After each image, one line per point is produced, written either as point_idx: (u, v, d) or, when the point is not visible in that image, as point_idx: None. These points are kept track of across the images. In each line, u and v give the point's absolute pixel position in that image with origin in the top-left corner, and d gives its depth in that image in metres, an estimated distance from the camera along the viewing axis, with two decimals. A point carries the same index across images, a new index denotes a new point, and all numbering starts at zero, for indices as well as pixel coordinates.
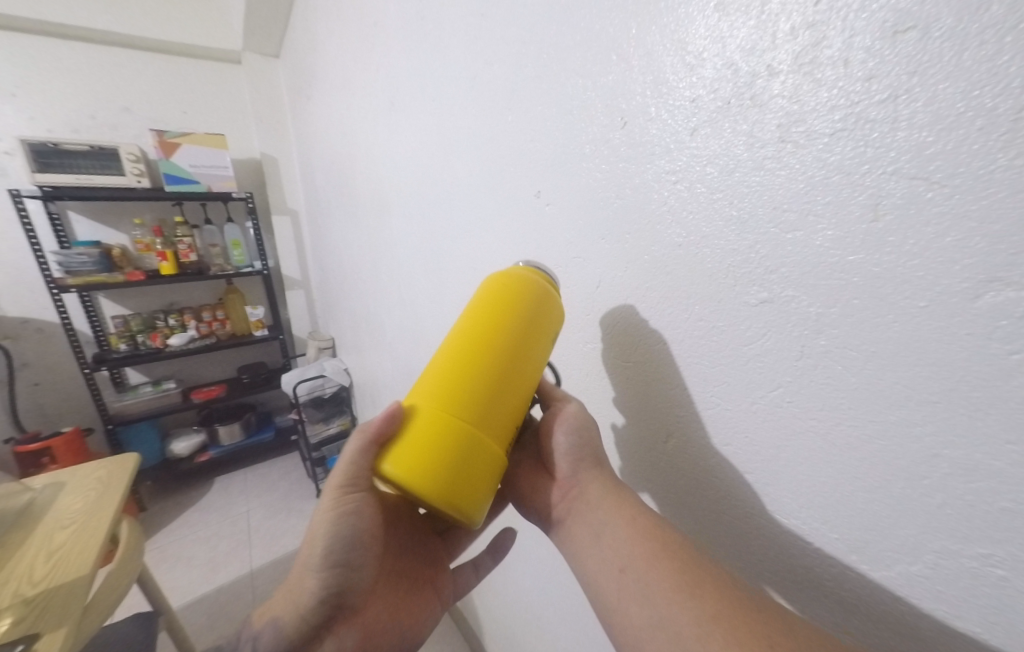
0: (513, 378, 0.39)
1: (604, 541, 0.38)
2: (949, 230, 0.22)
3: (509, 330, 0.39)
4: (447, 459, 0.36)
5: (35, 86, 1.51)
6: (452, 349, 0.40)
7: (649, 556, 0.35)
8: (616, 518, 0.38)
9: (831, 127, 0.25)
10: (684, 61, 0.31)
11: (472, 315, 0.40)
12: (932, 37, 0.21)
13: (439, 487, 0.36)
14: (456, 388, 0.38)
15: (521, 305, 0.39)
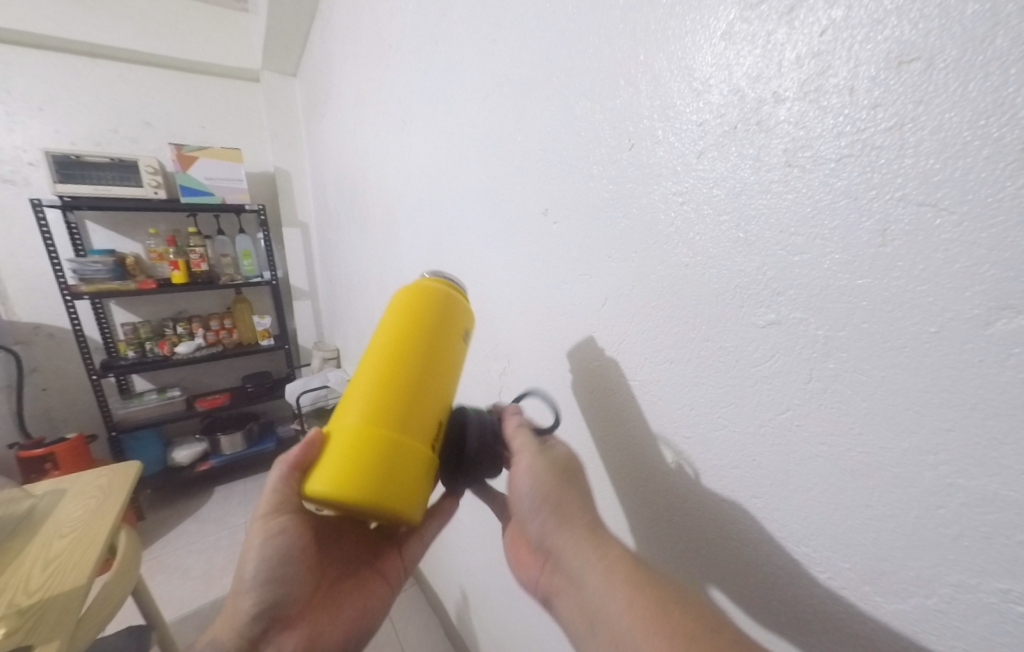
0: (431, 378, 0.42)
1: (587, 594, 0.38)
2: (959, 256, 0.22)
3: (423, 335, 0.42)
4: (371, 465, 0.38)
5: (61, 100, 1.57)
6: (369, 362, 0.42)
7: (632, 612, 0.35)
8: (598, 571, 0.37)
9: (837, 153, 0.25)
10: (691, 86, 0.32)
11: (384, 328, 0.43)
12: (937, 68, 0.21)
13: (374, 490, 0.38)
14: (378, 397, 0.40)
15: (429, 312, 0.42)
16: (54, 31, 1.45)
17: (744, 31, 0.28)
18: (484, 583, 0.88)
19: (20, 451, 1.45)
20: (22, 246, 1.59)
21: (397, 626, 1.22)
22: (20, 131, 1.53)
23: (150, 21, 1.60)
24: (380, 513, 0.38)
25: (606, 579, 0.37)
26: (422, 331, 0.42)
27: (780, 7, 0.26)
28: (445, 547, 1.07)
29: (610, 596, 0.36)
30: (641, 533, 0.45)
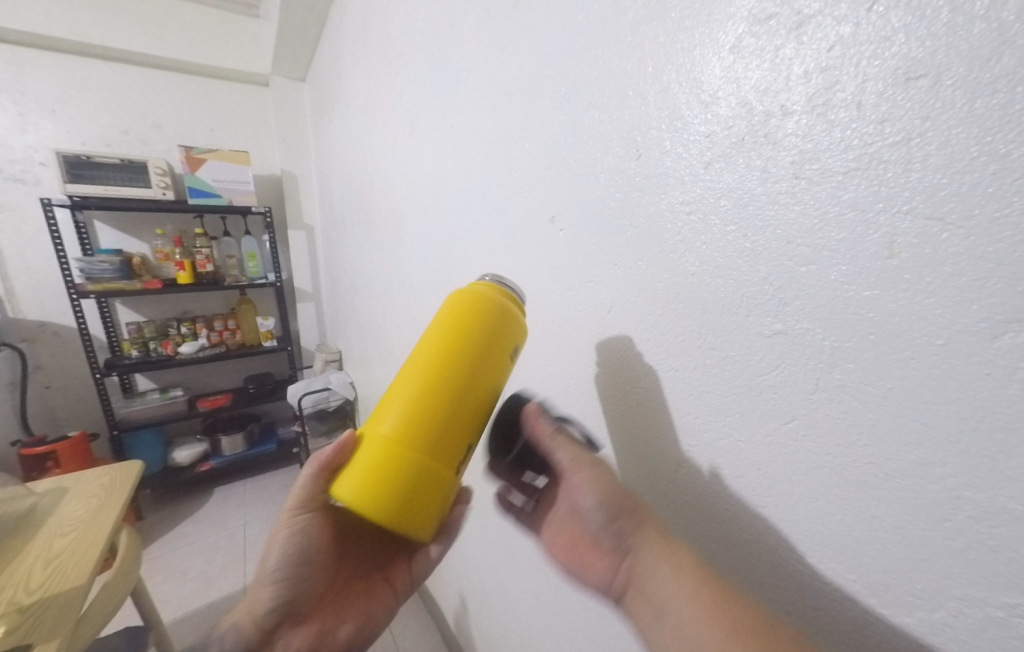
0: (467, 403, 0.40)
1: (655, 593, 0.36)
2: (966, 270, 0.22)
3: (465, 357, 0.40)
4: (392, 485, 0.38)
5: (73, 102, 1.59)
6: (408, 376, 0.41)
7: (705, 611, 0.32)
8: (668, 568, 0.35)
9: (845, 165, 0.25)
10: (699, 98, 0.32)
11: (430, 341, 0.41)
12: (944, 85, 0.22)
13: (390, 510, 0.38)
14: (410, 417, 0.39)
15: (478, 331, 0.40)
16: (68, 34, 1.48)
17: (752, 45, 0.29)
18: (484, 589, 0.88)
19: (22, 448, 1.45)
20: (31, 245, 1.61)
21: (395, 631, 1.21)
22: (32, 131, 1.55)
23: (163, 24, 1.63)
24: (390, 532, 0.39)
25: (676, 577, 0.35)
26: (466, 351, 0.40)
27: (789, 22, 0.27)
28: (445, 552, 1.07)
29: (681, 593, 0.34)
30: None
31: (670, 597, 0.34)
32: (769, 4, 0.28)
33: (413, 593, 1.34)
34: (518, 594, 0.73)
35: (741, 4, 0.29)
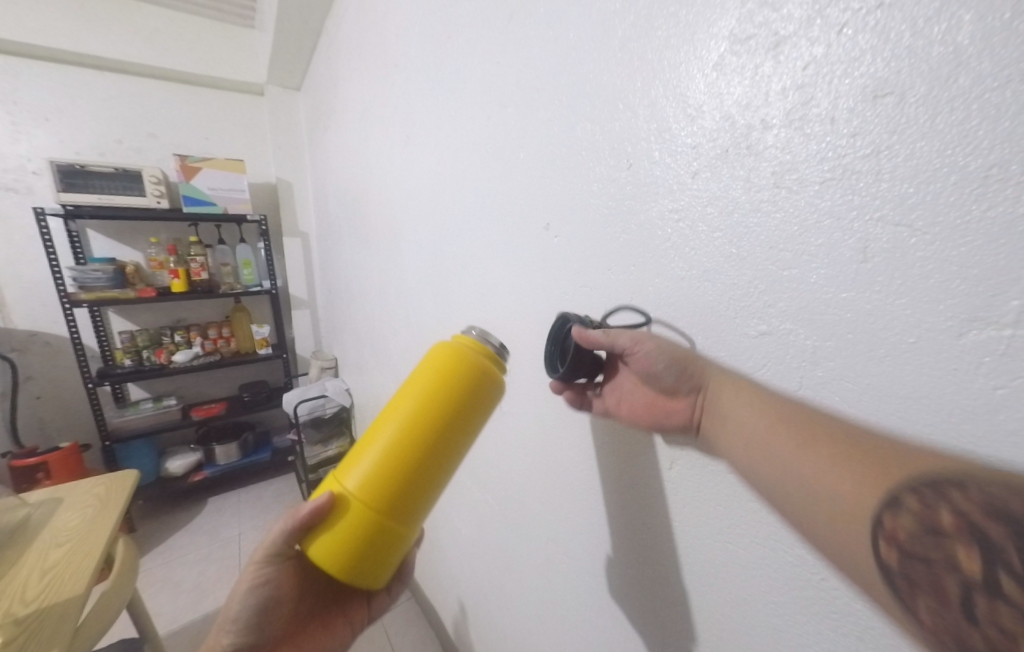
0: (437, 465, 0.41)
1: (725, 429, 0.33)
2: (933, 272, 0.23)
3: (439, 422, 0.40)
4: (353, 541, 0.40)
5: (67, 111, 1.59)
6: (382, 433, 0.41)
7: (780, 432, 0.29)
8: (735, 403, 0.32)
9: (821, 175, 0.27)
10: (685, 112, 0.34)
11: (407, 400, 0.41)
12: (908, 102, 0.23)
13: (347, 564, 0.40)
14: (379, 476, 0.40)
15: (456, 396, 0.41)
16: (62, 44, 1.48)
17: (734, 63, 0.30)
18: (482, 593, 0.89)
19: (13, 460, 1.43)
20: (23, 254, 1.60)
21: (393, 639, 1.21)
22: (26, 141, 1.55)
23: (158, 35, 1.64)
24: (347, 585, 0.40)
25: (746, 408, 0.31)
26: (442, 414, 0.40)
27: (767, 42, 0.29)
28: (443, 558, 1.07)
29: (752, 422, 0.31)
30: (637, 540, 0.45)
31: (740, 432, 0.32)
32: (748, 26, 0.30)
33: (411, 600, 1.34)
34: (516, 597, 0.73)
35: (722, 24, 0.31)
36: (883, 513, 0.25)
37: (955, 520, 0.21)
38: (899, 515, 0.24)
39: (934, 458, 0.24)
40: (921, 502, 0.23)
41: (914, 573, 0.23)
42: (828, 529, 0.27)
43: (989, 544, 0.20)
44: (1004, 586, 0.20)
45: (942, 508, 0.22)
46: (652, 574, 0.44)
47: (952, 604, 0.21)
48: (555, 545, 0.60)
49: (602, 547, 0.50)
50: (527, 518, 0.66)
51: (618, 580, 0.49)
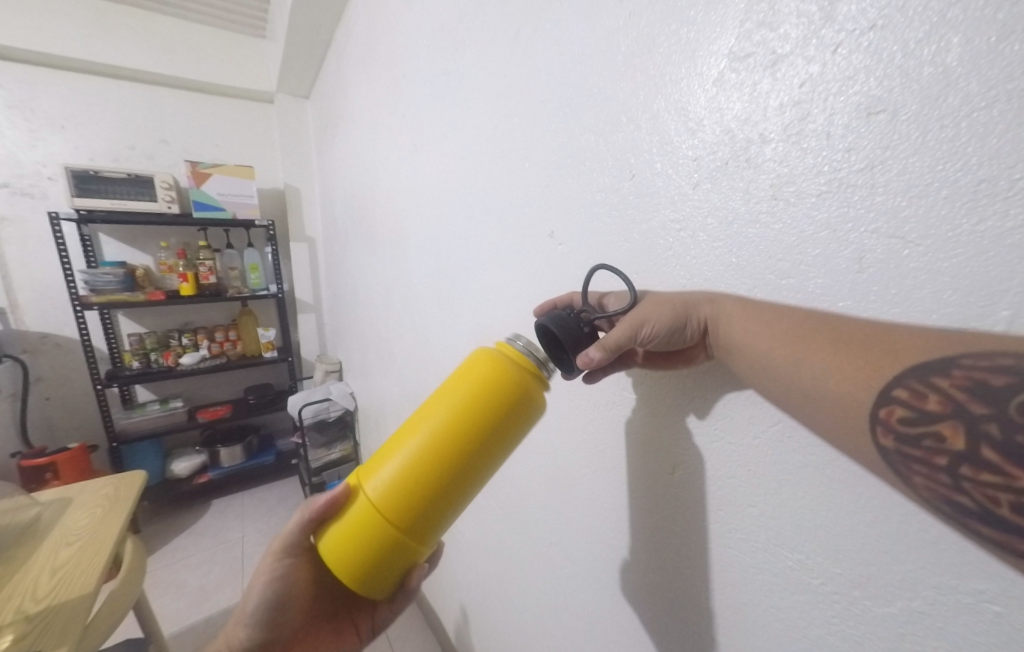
0: (458, 484, 0.40)
1: (727, 349, 0.32)
2: (926, 283, 0.24)
3: (466, 441, 0.40)
4: (361, 551, 0.41)
5: (82, 118, 1.63)
6: (409, 443, 0.41)
7: (779, 341, 0.29)
8: (732, 318, 0.31)
9: (818, 188, 0.28)
10: (686, 125, 0.35)
11: (438, 411, 0.41)
12: (901, 119, 0.24)
13: (353, 570, 0.42)
14: (399, 489, 0.40)
15: (487, 416, 0.39)
16: (78, 53, 1.52)
17: (733, 80, 0.32)
18: (484, 598, 0.89)
19: (22, 460, 1.45)
20: (36, 257, 1.63)
21: (395, 643, 1.21)
22: (42, 147, 1.58)
23: (171, 44, 1.67)
24: (358, 584, 0.42)
25: (743, 323, 0.31)
26: (464, 438, 0.39)
27: (765, 60, 0.30)
28: (445, 563, 1.08)
29: (752, 338, 0.30)
30: (641, 544, 0.46)
31: (741, 349, 0.31)
32: (747, 43, 0.31)
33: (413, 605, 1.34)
34: (518, 601, 0.74)
35: (722, 42, 0.32)
36: (879, 403, 0.25)
37: (942, 399, 0.23)
38: (892, 403, 0.24)
39: (926, 344, 0.24)
40: (909, 387, 0.24)
41: (909, 455, 0.23)
42: (831, 427, 0.27)
43: (971, 415, 0.22)
44: (987, 454, 0.21)
45: (928, 390, 0.23)
46: (656, 578, 0.44)
47: (941, 477, 0.22)
48: (559, 549, 0.60)
49: (605, 550, 0.51)
50: (531, 522, 0.66)
51: (622, 583, 0.49)
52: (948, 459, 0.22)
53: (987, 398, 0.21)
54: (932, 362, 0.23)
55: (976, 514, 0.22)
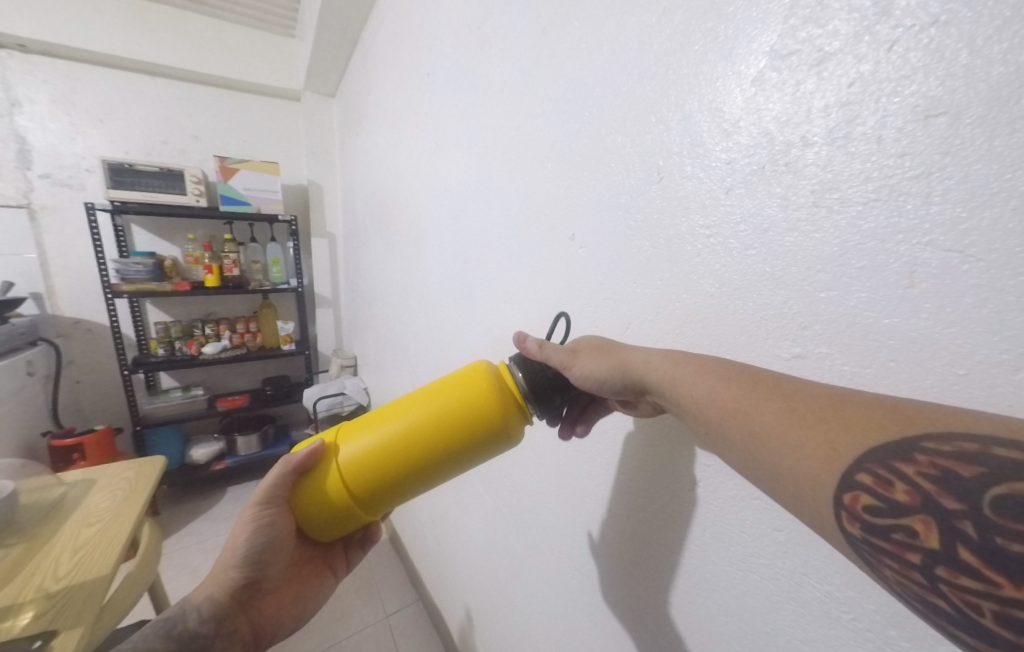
0: (423, 477, 0.42)
1: (681, 409, 0.33)
2: (987, 301, 0.22)
3: (442, 445, 0.41)
4: (322, 507, 0.44)
5: (119, 113, 1.69)
6: (390, 427, 0.42)
7: (734, 406, 0.29)
8: (684, 379, 0.33)
9: (865, 196, 0.26)
10: (721, 127, 0.33)
11: (429, 406, 0.41)
12: (964, 123, 0.22)
13: (308, 515, 0.45)
14: (372, 468, 0.41)
15: (470, 427, 0.40)
16: (118, 51, 1.58)
17: (775, 79, 0.30)
18: (489, 602, 0.88)
19: (51, 439, 1.51)
20: (72, 245, 1.70)
21: (398, 640, 1.21)
22: (82, 140, 1.65)
23: (207, 42, 1.72)
24: (312, 528, 0.46)
25: (694, 381, 0.32)
26: (445, 442, 0.41)
27: (810, 58, 0.28)
28: (452, 563, 1.07)
29: (703, 397, 0.31)
30: (651, 562, 0.44)
31: (696, 410, 0.32)
32: (791, 41, 0.29)
33: (418, 603, 1.33)
34: (523, 608, 0.72)
35: (764, 40, 0.30)
36: (842, 488, 0.25)
37: (909, 491, 0.22)
38: (856, 489, 0.24)
39: (886, 421, 0.24)
40: (876, 472, 0.24)
41: (879, 547, 0.24)
42: (795, 505, 0.27)
43: (942, 510, 0.22)
44: (965, 557, 0.21)
45: (895, 478, 0.23)
46: (667, 598, 0.42)
47: (915, 576, 0.22)
48: (567, 559, 0.59)
49: (615, 565, 0.49)
50: (539, 530, 0.65)
51: (630, 601, 0.47)
52: (922, 558, 0.22)
53: (954, 490, 0.21)
54: (897, 443, 0.23)
55: (957, 620, 0.21)
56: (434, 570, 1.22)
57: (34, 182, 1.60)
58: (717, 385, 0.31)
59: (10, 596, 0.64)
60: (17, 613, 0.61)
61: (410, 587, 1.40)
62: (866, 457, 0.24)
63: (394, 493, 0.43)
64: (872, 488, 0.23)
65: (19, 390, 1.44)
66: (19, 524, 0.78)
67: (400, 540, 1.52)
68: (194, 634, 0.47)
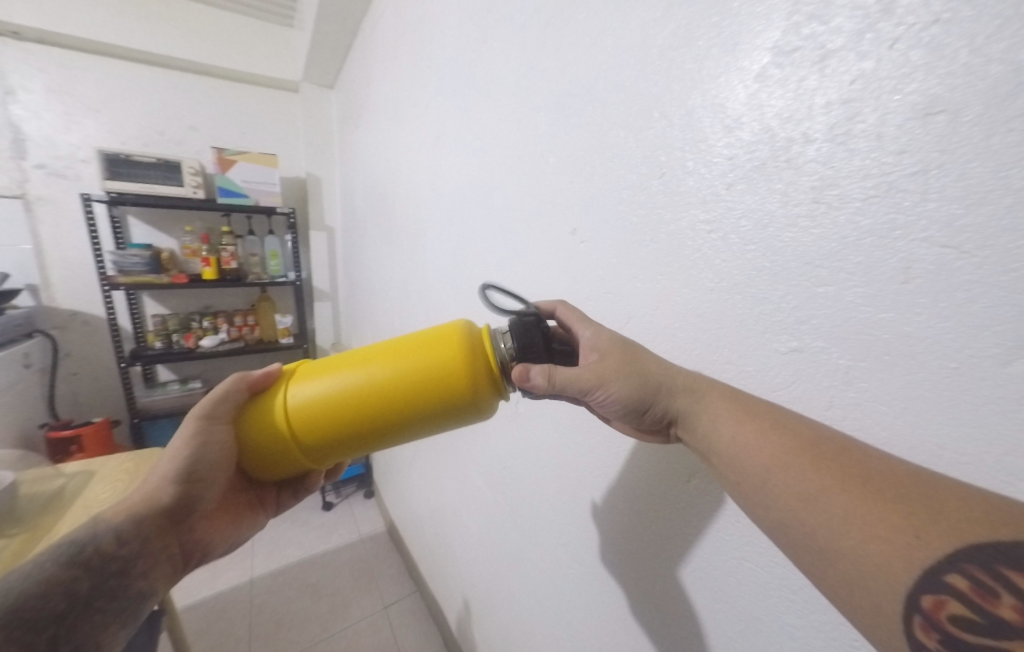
0: (385, 430, 0.41)
1: (714, 455, 0.32)
2: (980, 296, 0.23)
3: (411, 401, 0.40)
4: (277, 446, 0.43)
5: (115, 103, 1.68)
6: (348, 376, 0.40)
7: (786, 463, 0.28)
8: (728, 428, 0.31)
9: (864, 192, 0.26)
10: (722, 123, 0.34)
11: (409, 358, 0.40)
12: (962, 121, 0.23)
13: (258, 450, 0.44)
14: (337, 413, 0.40)
15: (446, 389, 0.39)
16: (113, 40, 1.56)
17: (777, 75, 0.30)
18: (487, 592, 0.89)
19: (50, 431, 1.51)
20: (68, 237, 1.69)
21: (395, 632, 1.22)
22: (77, 130, 1.63)
23: (204, 31, 1.70)
24: (250, 461, 0.45)
25: (737, 430, 0.31)
26: (418, 397, 0.40)
27: (813, 55, 0.28)
28: (450, 554, 1.08)
29: (749, 447, 0.30)
30: (648, 552, 0.45)
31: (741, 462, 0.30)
32: (794, 38, 0.29)
33: (416, 594, 1.34)
34: (521, 597, 0.73)
35: (767, 36, 0.31)
36: (926, 588, 0.22)
37: (1018, 606, 0.20)
38: (944, 593, 0.21)
39: (985, 516, 0.22)
40: (973, 578, 0.21)
41: None
42: (848, 587, 0.25)
43: None
44: None
45: (1000, 589, 0.20)
46: (664, 586, 0.43)
47: None
48: (564, 549, 0.60)
49: (612, 555, 0.50)
50: (536, 520, 0.66)
51: (628, 592, 0.48)
52: None
53: None
54: (1003, 546, 0.21)
55: None
56: (432, 562, 1.23)
57: (29, 172, 1.59)
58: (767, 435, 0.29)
59: None
60: None
61: (407, 578, 1.41)
62: (958, 556, 0.21)
63: (356, 443, 0.42)
64: (968, 596, 0.20)
65: (16, 382, 1.43)
66: (18, 514, 0.79)
67: (398, 533, 1.53)
68: (107, 557, 0.40)
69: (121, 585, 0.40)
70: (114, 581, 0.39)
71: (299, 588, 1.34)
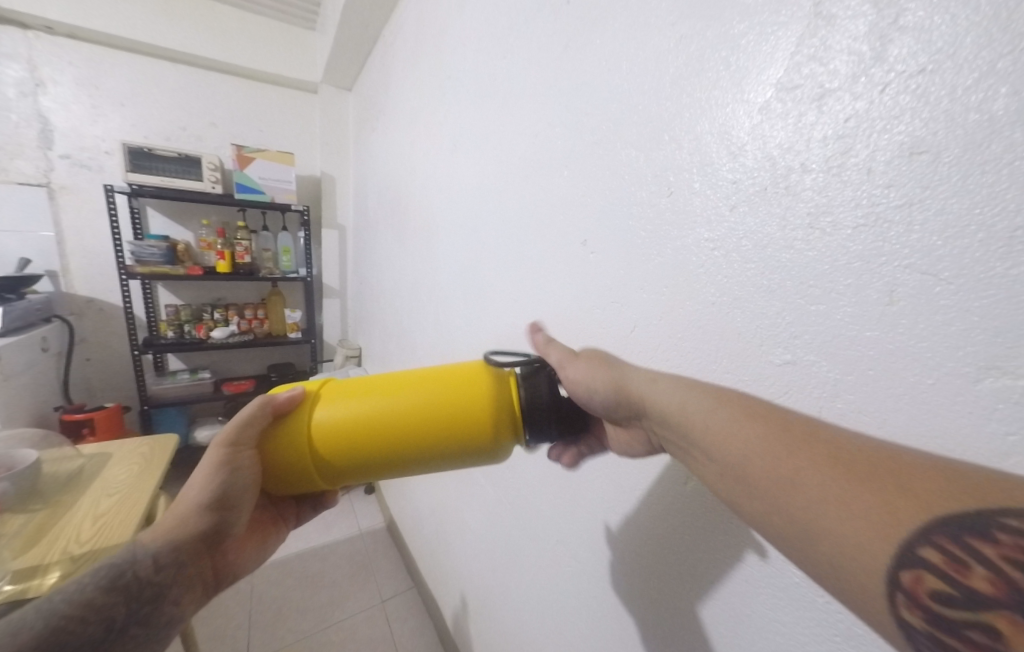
0: (404, 459, 0.43)
1: (693, 447, 0.33)
2: (955, 319, 0.25)
3: (430, 426, 0.42)
4: (293, 469, 0.44)
5: (140, 98, 1.73)
6: (371, 402, 0.43)
7: (758, 451, 0.29)
8: (713, 424, 0.31)
9: (855, 221, 0.29)
10: (728, 149, 0.36)
11: (431, 388, 0.42)
12: (942, 161, 0.25)
13: (272, 472, 0.44)
14: (357, 439, 0.42)
15: (458, 416, 0.41)
16: (140, 36, 1.61)
17: (779, 109, 0.33)
18: (484, 589, 0.91)
19: (63, 414, 1.55)
20: (89, 225, 1.74)
21: (392, 626, 1.24)
22: (102, 123, 1.69)
23: (228, 31, 1.75)
24: (262, 483, 0.46)
25: (709, 415, 0.32)
26: (435, 425, 0.41)
27: (812, 93, 0.31)
28: (449, 550, 1.10)
29: (726, 441, 0.30)
30: (644, 549, 0.47)
31: (719, 453, 0.31)
32: (796, 76, 0.32)
33: (413, 590, 1.37)
34: (519, 594, 0.76)
35: (771, 72, 0.33)
36: (901, 566, 0.22)
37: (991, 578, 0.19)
38: (919, 568, 0.21)
39: (958, 489, 0.22)
40: (944, 550, 0.21)
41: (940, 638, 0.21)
42: (830, 570, 0.25)
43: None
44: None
45: (971, 559, 0.20)
46: (660, 582, 0.46)
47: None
48: (564, 547, 0.62)
49: (610, 552, 0.52)
50: (537, 519, 0.68)
51: (625, 589, 0.51)
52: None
53: None
54: (970, 518, 0.21)
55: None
56: (430, 558, 1.25)
57: (54, 162, 1.64)
58: (736, 426, 0.30)
59: (37, 557, 0.67)
60: (44, 571, 0.65)
61: (405, 574, 1.43)
62: (931, 529, 0.22)
63: (376, 471, 0.44)
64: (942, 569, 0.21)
65: (32, 365, 1.47)
66: (39, 491, 0.82)
67: (397, 529, 1.55)
68: (145, 582, 0.42)
69: (153, 612, 0.41)
70: (146, 608, 0.41)
71: (299, 579, 1.36)
